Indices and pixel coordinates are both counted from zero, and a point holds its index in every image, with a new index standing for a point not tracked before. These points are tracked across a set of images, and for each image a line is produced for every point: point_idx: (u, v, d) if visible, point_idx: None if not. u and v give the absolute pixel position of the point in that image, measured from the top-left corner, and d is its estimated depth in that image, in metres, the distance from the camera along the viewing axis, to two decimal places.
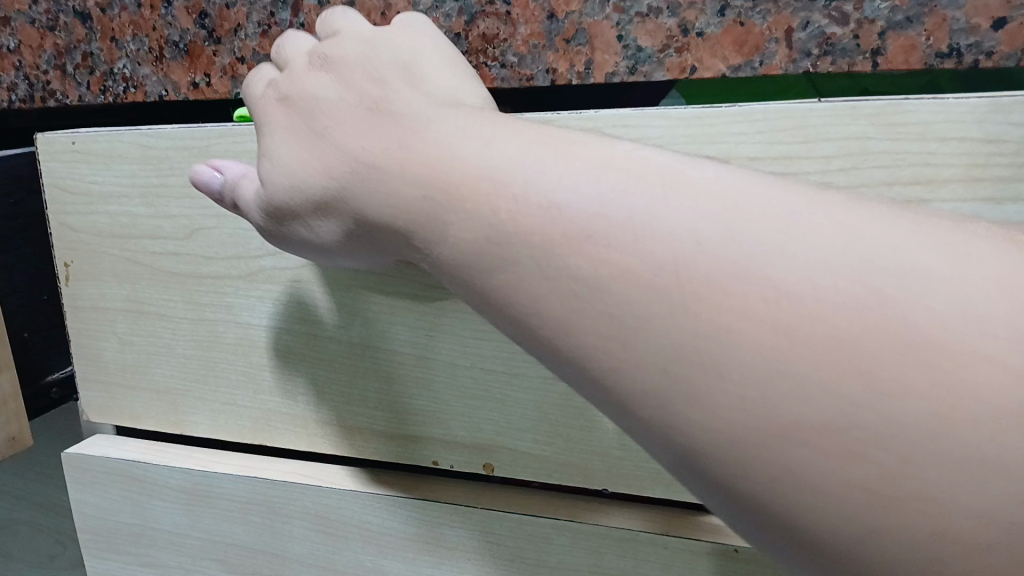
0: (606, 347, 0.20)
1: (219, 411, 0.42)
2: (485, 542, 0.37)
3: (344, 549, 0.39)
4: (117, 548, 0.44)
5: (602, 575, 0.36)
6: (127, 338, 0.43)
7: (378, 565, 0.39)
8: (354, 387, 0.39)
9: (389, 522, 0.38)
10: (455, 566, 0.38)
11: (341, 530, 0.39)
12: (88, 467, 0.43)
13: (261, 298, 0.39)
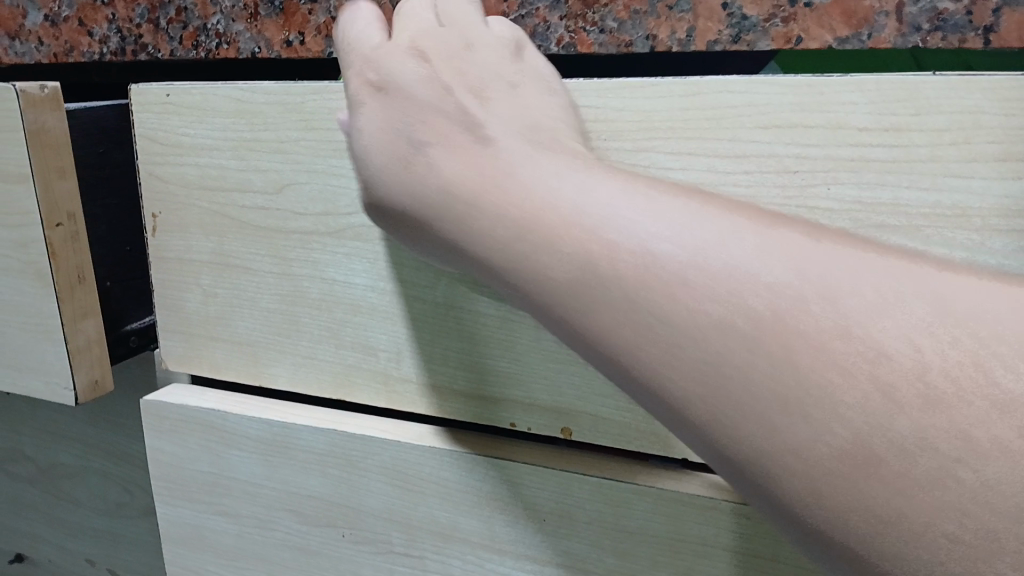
0: (653, 358, 0.23)
1: (300, 364, 0.43)
2: (562, 504, 0.37)
3: (419, 504, 0.40)
4: (202, 492, 0.46)
5: (680, 544, 0.35)
6: (211, 289, 0.44)
7: (452, 521, 0.39)
8: (437, 346, 0.39)
9: (467, 480, 0.38)
10: (530, 527, 0.38)
11: (420, 484, 0.40)
12: (170, 417, 0.45)
13: (346, 255, 0.40)
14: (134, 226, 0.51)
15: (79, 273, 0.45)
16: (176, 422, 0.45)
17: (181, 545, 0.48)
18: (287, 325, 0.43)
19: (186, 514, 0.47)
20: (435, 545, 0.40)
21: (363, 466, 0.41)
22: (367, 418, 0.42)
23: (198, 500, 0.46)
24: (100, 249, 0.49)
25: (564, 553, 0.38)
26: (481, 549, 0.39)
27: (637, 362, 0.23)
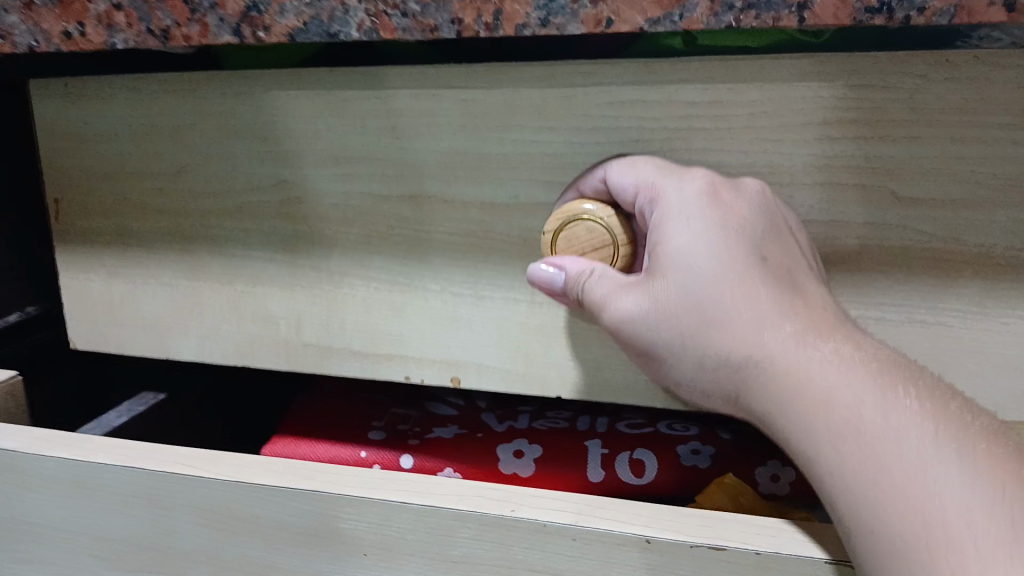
0: (698, 324, 0.33)
1: (204, 336, 0.46)
2: (382, 534, 0.30)
3: (231, 546, 0.32)
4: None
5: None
6: (115, 269, 0.47)
7: (268, 561, 0.32)
8: (333, 312, 0.43)
9: (280, 513, 0.31)
10: (352, 564, 0.31)
11: (215, 519, 0.32)
12: None
13: (244, 230, 0.43)
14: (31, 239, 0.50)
15: None
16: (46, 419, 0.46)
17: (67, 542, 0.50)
18: (191, 299, 0.46)
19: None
20: None
21: (130, 498, 0.33)
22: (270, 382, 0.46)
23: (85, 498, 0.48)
24: None
25: None
26: None
27: (744, 354, 0.31)
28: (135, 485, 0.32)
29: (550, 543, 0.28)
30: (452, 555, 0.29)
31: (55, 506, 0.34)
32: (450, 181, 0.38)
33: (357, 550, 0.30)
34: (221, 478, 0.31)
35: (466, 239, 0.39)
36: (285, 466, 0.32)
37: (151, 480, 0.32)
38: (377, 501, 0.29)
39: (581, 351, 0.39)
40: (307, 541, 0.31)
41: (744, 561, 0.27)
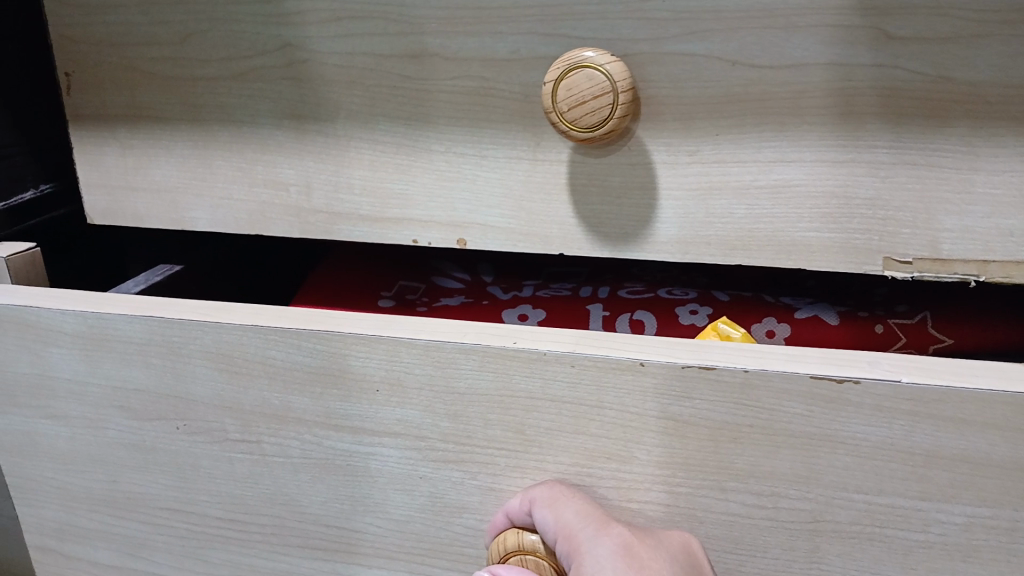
0: None
1: (218, 206, 0.47)
2: (393, 372, 0.31)
3: (249, 388, 0.33)
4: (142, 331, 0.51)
5: (540, 412, 0.30)
6: (128, 142, 0.48)
7: (286, 404, 0.33)
8: (341, 175, 0.44)
9: (295, 355, 0.32)
10: (364, 399, 0.32)
11: (241, 366, 0.33)
12: None
13: (250, 96, 0.44)
14: (32, 116, 0.51)
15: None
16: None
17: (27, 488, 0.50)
18: (201, 169, 0.47)
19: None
20: (270, 427, 0.34)
21: (154, 352, 0.34)
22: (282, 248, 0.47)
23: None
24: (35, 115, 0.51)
25: (399, 422, 0.32)
26: (317, 427, 0.33)
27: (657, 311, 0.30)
28: (153, 334, 0.33)
29: (546, 370, 0.29)
30: (459, 387, 0.30)
31: (73, 360, 0.35)
32: (450, 38, 0.38)
33: (369, 388, 0.31)
34: (236, 322, 0.32)
35: (468, 96, 0.39)
36: (295, 312, 0.33)
37: (169, 329, 0.33)
38: (384, 339, 0.31)
39: (582, 208, 0.39)
40: (317, 382, 0.32)
41: (730, 379, 0.27)
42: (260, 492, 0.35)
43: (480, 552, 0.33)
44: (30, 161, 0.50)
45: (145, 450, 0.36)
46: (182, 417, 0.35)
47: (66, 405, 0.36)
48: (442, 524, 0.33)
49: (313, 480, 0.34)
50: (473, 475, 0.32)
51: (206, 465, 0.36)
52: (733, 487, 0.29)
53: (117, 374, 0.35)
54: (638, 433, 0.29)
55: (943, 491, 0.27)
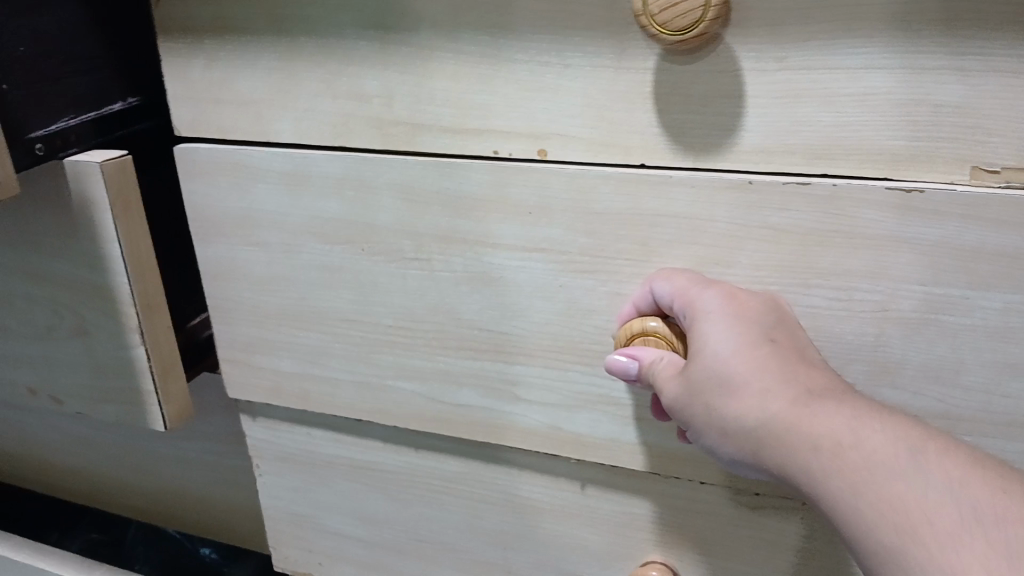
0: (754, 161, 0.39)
1: (302, 118, 0.48)
2: (543, 199, 0.43)
3: (425, 215, 0.47)
4: (232, 228, 0.52)
5: (659, 225, 0.41)
6: (213, 55, 0.49)
7: (453, 226, 0.46)
8: (423, 87, 0.44)
9: (466, 184, 0.45)
10: (517, 221, 0.44)
11: (424, 198, 0.46)
12: (202, 162, 0.51)
13: (335, 6, 0.44)
14: (125, 29, 0.52)
15: (91, 56, 0.50)
16: (89, 259, 0.49)
17: (128, 384, 0.53)
18: (287, 82, 0.48)
19: (219, 252, 0.53)
20: (440, 249, 0.47)
21: (372, 188, 0.47)
22: (359, 163, 0.47)
23: (140, 331, 0.50)
24: (129, 30, 0.53)
25: (545, 240, 0.44)
26: (472, 245, 0.46)
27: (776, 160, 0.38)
28: (351, 172, 0.48)
29: (671, 192, 0.40)
30: (596, 209, 0.42)
31: (293, 196, 0.50)
32: None
33: (523, 212, 0.44)
34: (419, 162, 0.46)
35: (553, 3, 0.39)
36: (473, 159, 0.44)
37: (369, 168, 0.47)
38: (565, 173, 0.42)
39: (665, 116, 0.40)
40: (480, 207, 0.45)
41: (821, 193, 0.38)
42: (426, 301, 0.49)
43: (603, 346, 0.45)
44: (119, 75, 0.52)
45: (332, 269, 0.51)
46: (367, 241, 0.49)
47: (275, 235, 0.51)
48: (576, 323, 0.45)
49: (470, 288, 0.47)
50: (603, 282, 0.44)
51: (383, 281, 0.50)
52: (816, 283, 0.40)
53: (321, 209, 0.49)
54: (742, 240, 0.40)
55: (990, 283, 0.37)
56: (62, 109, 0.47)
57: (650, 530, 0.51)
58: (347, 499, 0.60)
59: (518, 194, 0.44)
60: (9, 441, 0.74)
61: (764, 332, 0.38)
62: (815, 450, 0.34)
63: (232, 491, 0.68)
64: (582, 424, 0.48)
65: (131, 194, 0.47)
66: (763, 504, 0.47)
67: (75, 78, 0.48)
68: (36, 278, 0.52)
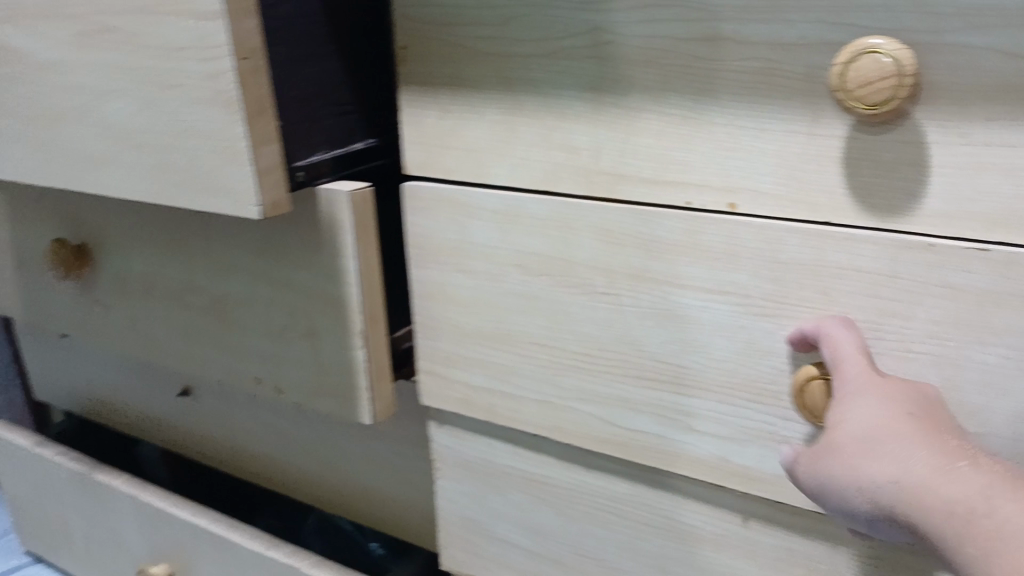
0: (937, 225, 0.43)
1: (518, 164, 0.55)
2: (731, 246, 0.48)
3: (619, 254, 0.53)
4: (446, 255, 0.61)
5: (839, 277, 0.46)
6: (446, 107, 0.57)
7: (645, 266, 0.52)
8: (629, 143, 0.50)
9: (662, 230, 0.50)
10: (707, 265, 0.49)
11: (620, 238, 0.52)
12: (426, 198, 0.60)
13: (558, 70, 0.51)
14: (373, 81, 0.61)
15: (344, 103, 0.59)
16: (330, 272, 0.60)
17: (345, 380, 0.63)
18: (508, 132, 0.55)
19: (432, 277, 0.62)
20: (631, 286, 0.53)
21: (574, 227, 0.54)
22: (566, 205, 0.54)
23: (362, 334, 0.61)
24: (378, 83, 0.62)
25: (730, 283, 0.49)
26: (660, 284, 0.52)
27: (956, 227, 0.42)
28: (555, 212, 0.54)
29: (855, 249, 0.45)
30: (781, 258, 0.47)
31: (499, 232, 0.57)
32: (745, 24, 0.44)
33: (712, 257, 0.49)
34: (616, 208, 0.52)
35: (755, 74, 0.45)
36: (666, 209, 0.50)
37: (571, 211, 0.54)
38: (754, 224, 0.47)
39: (853, 179, 0.44)
40: (671, 251, 0.50)
41: (1000, 257, 0.41)
42: (614, 332, 0.55)
43: (778, 386, 0.50)
44: (364, 119, 0.61)
45: (530, 297, 0.58)
46: (565, 274, 0.56)
47: (483, 265, 0.59)
48: (753, 363, 0.50)
49: (656, 324, 0.53)
50: (782, 327, 0.48)
51: (576, 311, 0.56)
52: (992, 342, 0.43)
53: (527, 244, 0.57)
54: (921, 296, 0.44)
55: None
56: (312, 145, 0.57)
57: (805, 566, 0.54)
58: (522, 502, 0.67)
59: (710, 242, 0.49)
60: (224, 422, 0.87)
61: (903, 410, 0.41)
62: (950, 514, 0.37)
63: (411, 490, 0.76)
64: (751, 457, 0.52)
65: (368, 220, 0.58)
66: (923, 552, 0.49)
67: (329, 120, 0.58)
68: (282, 284, 0.63)
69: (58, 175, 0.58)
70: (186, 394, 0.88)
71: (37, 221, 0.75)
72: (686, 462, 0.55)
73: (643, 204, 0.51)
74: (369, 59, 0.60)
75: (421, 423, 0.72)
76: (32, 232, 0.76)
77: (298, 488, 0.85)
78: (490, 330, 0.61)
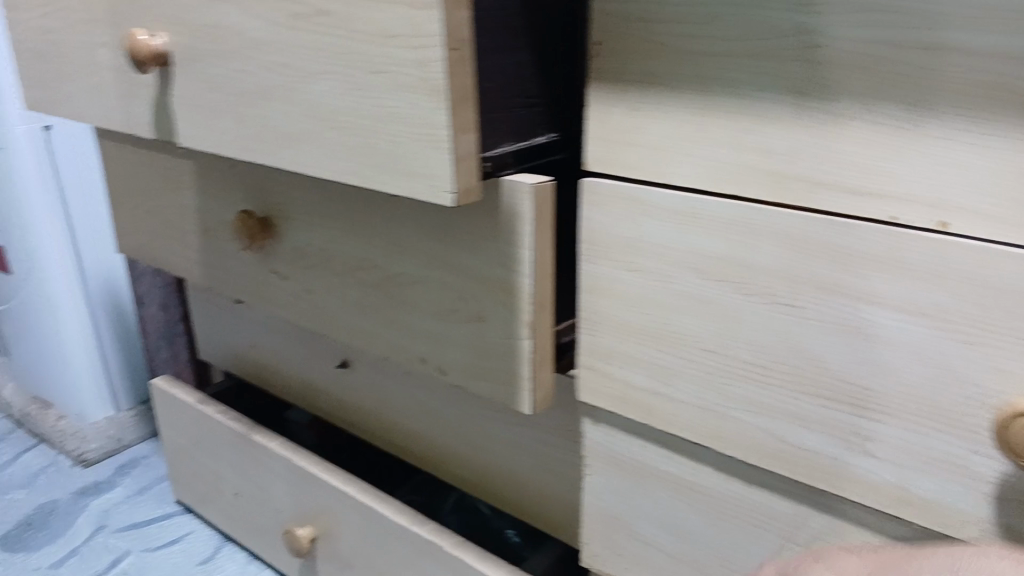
0: None
1: (704, 166, 0.54)
2: (935, 265, 0.46)
3: (807, 264, 0.51)
4: (619, 252, 0.61)
5: None
6: (635, 105, 0.56)
7: (835, 279, 0.51)
8: (829, 150, 0.48)
9: (857, 244, 0.49)
10: (904, 283, 0.48)
11: (810, 248, 0.51)
12: (605, 194, 0.60)
13: (757, 72, 0.50)
14: (559, 74, 0.61)
15: (530, 94, 0.59)
16: (504, 260, 0.60)
17: (508, 366, 0.64)
18: (696, 132, 0.54)
19: (603, 271, 0.62)
20: (817, 298, 0.52)
21: (759, 233, 0.53)
22: (754, 211, 0.53)
23: (531, 323, 0.61)
24: (563, 75, 0.62)
25: (929, 304, 0.47)
26: (850, 298, 0.50)
27: None
28: (740, 217, 0.53)
29: None
30: (990, 282, 0.45)
31: (678, 232, 0.57)
32: (975, 34, 0.42)
33: (911, 276, 0.48)
34: (809, 217, 0.51)
35: (981, 87, 0.42)
36: (864, 223, 0.48)
37: (758, 217, 0.53)
38: (962, 245, 0.45)
39: None
40: (866, 266, 0.49)
41: None
42: (792, 344, 0.54)
43: (972, 413, 0.48)
44: (547, 111, 0.62)
45: (703, 300, 0.57)
46: (743, 281, 0.55)
47: (657, 265, 0.59)
48: (946, 388, 0.48)
49: (840, 339, 0.52)
50: (983, 354, 0.46)
51: (751, 319, 0.55)
52: None
53: (705, 247, 0.56)
54: None
55: None
56: (497, 136, 0.58)
57: None
58: (670, 505, 0.66)
59: (910, 260, 0.47)
60: (379, 395, 0.90)
61: None
62: None
63: (558, 481, 0.77)
64: (930, 487, 0.51)
65: (547, 211, 0.58)
66: None
67: (517, 110, 0.59)
68: (454, 268, 0.65)
69: (260, 149, 0.61)
70: (345, 366, 0.91)
71: (228, 189, 0.80)
72: (857, 481, 0.54)
73: (837, 215, 0.49)
74: (556, 51, 0.61)
75: (574, 415, 0.72)
76: (222, 199, 0.81)
77: (444, 467, 0.87)
78: (657, 329, 0.61)
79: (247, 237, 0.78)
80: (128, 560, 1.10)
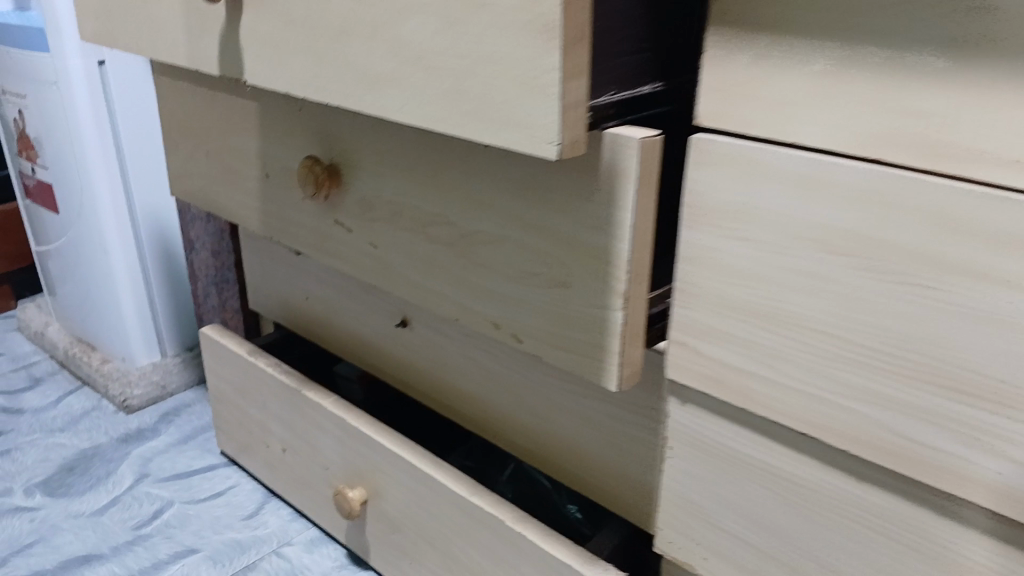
0: None
1: (837, 124, 0.48)
2: None
3: (954, 245, 0.45)
4: (727, 219, 0.55)
5: None
6: (761, 53, 0.50)
7: (989, 264, 0.44)
8: (997, 114, 0.42)
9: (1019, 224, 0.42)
10: None
11: (961, 227, 0.45)
12: (715, 151, 0.54)
13: (916, 20, 0.43)
14: (670, 18, 0.55)
15: (638, 39, 0.53)
16: (599, 223, 0.55)
17: (594, 338, 0.58)
18: (833, 87, 0.47)
19: (706, 239, 0.56)
20: (963, 284, 0.46)
21: (898, 205, 0.47)
22: (894, 180, 0.46)
23: (625, 295, 0.56)
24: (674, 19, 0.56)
25: None
26: (1005, 286, 0.44)
27: None
28: (876, 185, 0.47)
29: None
30: None
31: (799, 199, 0.51)
32: None
33: None
34: (961, 189, 0.44)
35: None
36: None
37: (899, 188, 0.46)
38: None
39: None
40: None
41: None
42: (927, 332, 0.48)
43: None
44: (654, 60, 0.55)
45: (822, 278, 0.51)
46: (875, 259, 0.49)
47: (770, 235, 0.53)
48: None
49: (987, 331, 0.46)
50: None
51: (880, 302, 0.49)
52: None
53: (831, 218, 0.50)
54: None
55: None
56: (601, 85, 0.52)
57: None
58: (761, 498, 0.61)
59: None
60: (438, 359, 0.84)
61: None
62: None
63: (626, 460, 0.72)
64: None
65: (653, 170, 0.52)
66: None
67: (623, 58, 0.53)
68: (540, 229, 0.59)
69: (336, 90, 0.56)
70: (404, 325, 0.86)
71: (293, 133, 0.75)
72: (988, 490, 0.48)
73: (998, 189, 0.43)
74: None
75: (656, 393, 0.67)
76: (286, 144, 0.76)
77: (504, 437, 0.82)
78: (764, 307, 0.55)
79: (313, 184, 0.72)
80: (172, 511, 1.07)
